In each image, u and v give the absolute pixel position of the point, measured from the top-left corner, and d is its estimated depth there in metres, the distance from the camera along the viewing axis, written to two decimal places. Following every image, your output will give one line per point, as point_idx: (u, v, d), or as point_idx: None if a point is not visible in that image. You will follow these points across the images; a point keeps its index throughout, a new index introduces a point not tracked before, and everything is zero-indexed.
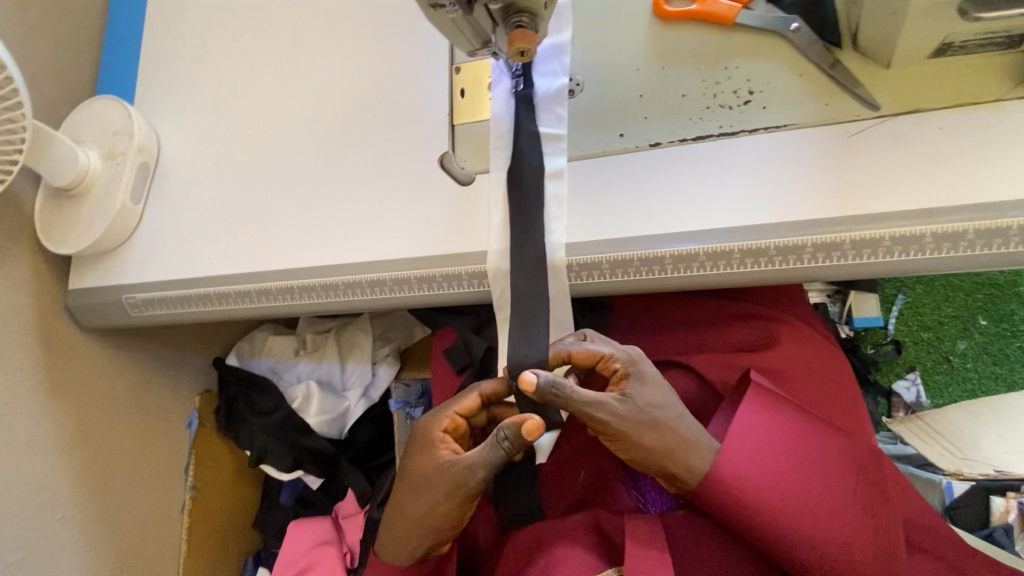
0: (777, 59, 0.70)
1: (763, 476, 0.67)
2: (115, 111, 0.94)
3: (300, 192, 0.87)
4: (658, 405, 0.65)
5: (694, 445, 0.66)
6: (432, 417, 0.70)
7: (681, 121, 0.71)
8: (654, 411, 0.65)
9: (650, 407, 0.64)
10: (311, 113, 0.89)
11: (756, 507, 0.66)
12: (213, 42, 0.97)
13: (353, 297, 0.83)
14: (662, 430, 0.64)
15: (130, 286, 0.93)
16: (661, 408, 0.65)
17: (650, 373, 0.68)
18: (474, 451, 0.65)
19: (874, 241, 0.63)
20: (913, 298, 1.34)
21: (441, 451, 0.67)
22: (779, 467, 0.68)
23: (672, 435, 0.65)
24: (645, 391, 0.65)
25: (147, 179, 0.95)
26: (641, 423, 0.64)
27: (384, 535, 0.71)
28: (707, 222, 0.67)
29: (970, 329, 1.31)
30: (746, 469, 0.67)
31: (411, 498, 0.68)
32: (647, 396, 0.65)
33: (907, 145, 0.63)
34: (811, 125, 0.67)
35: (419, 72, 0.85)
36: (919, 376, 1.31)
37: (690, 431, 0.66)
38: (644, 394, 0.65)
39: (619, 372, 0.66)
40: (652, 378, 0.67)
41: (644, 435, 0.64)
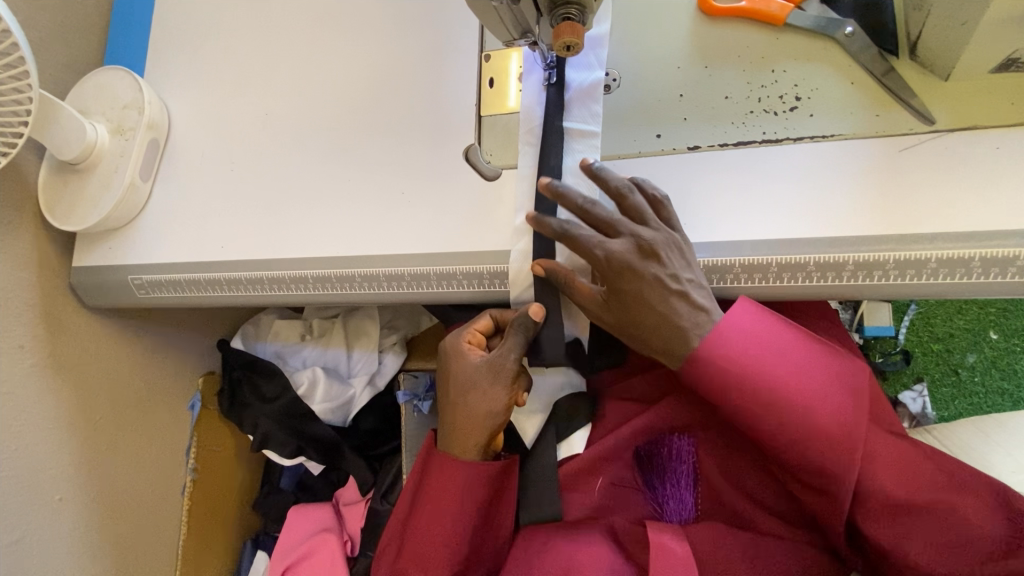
0: (828, 64, 0.67)
1: (822, 400, 0.63)
2: (124, 83, 0.90)
3: (316, 178, 0.84)
4: (661, 301, 0.63)
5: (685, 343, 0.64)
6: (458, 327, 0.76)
7: (723, 125, 0.68)
8: (655, 305, 0.63)
9: (648, 302, 0.63)
10: (329, 94, 0.85)
11: (806, 421, 0.62)
12: (227, 14, 0.93)
13: (367, 291, 0.80)
14: (659, 326, 0.64)
15: (136, 268, 0.90)
16: (664, 304, 0.63)
17: (671, 264, 0.63)
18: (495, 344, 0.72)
19: (919, 262, 0.60)
20: (925, 309, 1.31)
21: (471, 355, 0.72)
22: (832, 387, 0.64)
23: (656, 316, 0.63)
24: (651, 285, 0.63)
25: (157, 157, 0.91)
26: (634, 319, 0.64)
27: (449, 446, 0.74)
28: (746, 232, 0.65)
29: (981, 343, 1.28)
30: (805, 392, 0.63)
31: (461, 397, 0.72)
32: (655, 292, 0.63)
33: (958, 164, 0.60)
34: (861, 137, 0.63)
35: (447, 57, 0.81)
36: (926, 388, 1.30)
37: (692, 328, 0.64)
38: (649, 288, 0.62)
39: (639, 261, 0.62)
40: (668, 272, 0.62)
41: (634, 328, 0.65)
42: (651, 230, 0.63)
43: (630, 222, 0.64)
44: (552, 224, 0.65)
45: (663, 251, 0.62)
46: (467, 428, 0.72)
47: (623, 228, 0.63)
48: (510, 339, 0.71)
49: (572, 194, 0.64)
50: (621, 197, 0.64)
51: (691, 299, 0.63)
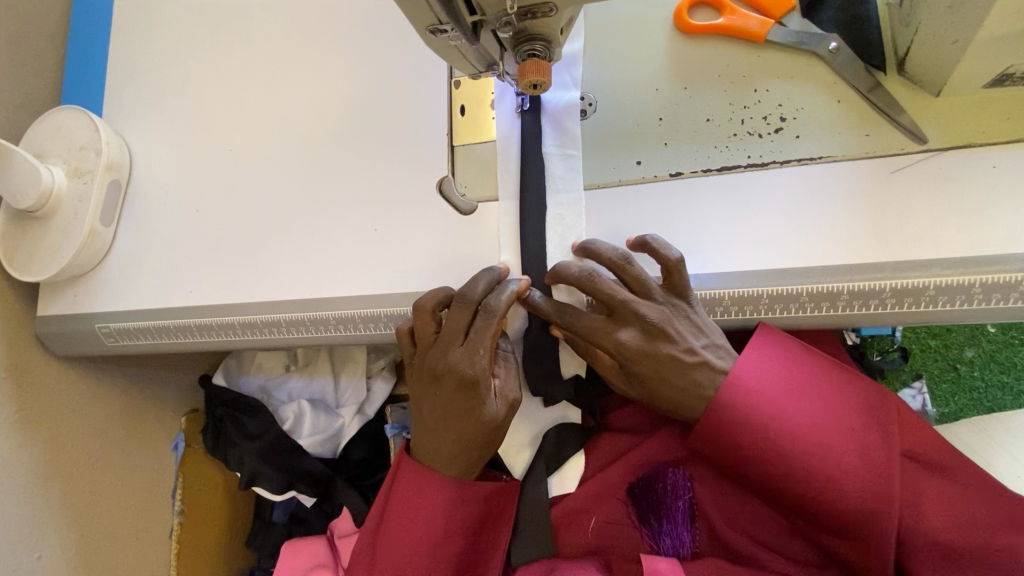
0: (813, 82, 0.63)
1: (842, 448, 0.60)
2: (79, 123, 0.86)
3: (284, 213, 0.80)
4: (675, 370, 0.62)
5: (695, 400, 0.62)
6: (466, 312, 0.65)
7: (705, 149, 0.64)
8: (669, 375, 0.62)
9: (661, 372, 0.62)
10: (294, 125, 0.82)
11: (829, 475, 0.59)
12: (185, 45, 0.88)
13: (344, 333, 0.77)
14: (674, 396, 0.63)
15: (103, 315, 0.86)
16: (678, 373, 0.62)
17: (681, 328, 0.62)
18: (501, 373, 0.68)
19: (917, 290, 0.57)
20: None
21: None
22: (851, 432, 0.60)
23: (673, 384, 0.62)
24: (667, 353, 0.61)
25: (119, 198, 0.87)
26: (648, 388, 0.64)
27: (436, 450, 0.68)
28: (734, 263, 0.61)
29: (979, 338, 1.26)
30: (821, 442, 0.60)
31: (467, 419, 0.66)
32: (668, 362, 0.62)
33: (955, 185, 0.57)
34: (851, 159, 0.60)
35: (415, 84, 0.77)
36: (925, 385, 1.27)
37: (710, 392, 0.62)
38: (663, 357, 0.61)
39: (651, 329, 0.61)
40: (681, 338, 0.61)
41: (649, 393, 0.65)
42: (654, 303, 0.62)
43: (637, 300, 0.62)
44: (547, 310, 0.65)
45: (669, 328, 0.61)
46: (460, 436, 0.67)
47: (628, 311, 0.62)
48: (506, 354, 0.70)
49: (568, 269, 0.63)
50: (620, 267, 0.62)
51: (708, 364, 0.61)
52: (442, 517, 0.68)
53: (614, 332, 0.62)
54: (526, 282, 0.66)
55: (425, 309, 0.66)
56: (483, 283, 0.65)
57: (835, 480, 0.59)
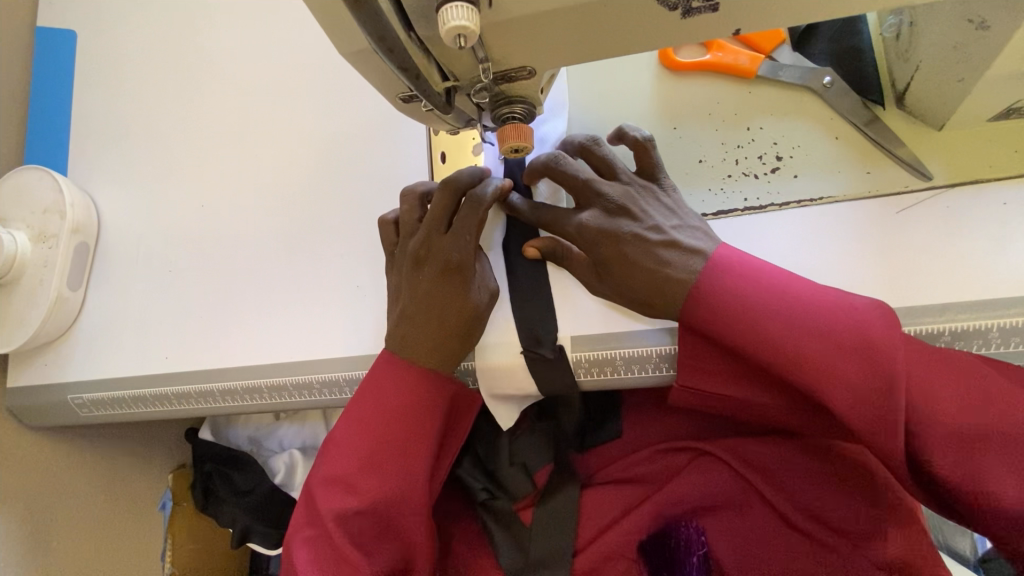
0: (807, 118, 0.60)
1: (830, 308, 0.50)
2: (41, 184, 0.81)
3: (260, 269, 0.76)
4: (644, 253, 0.55)
5: (672, 282, 0.54)
6: (449, 198, 0.60)
7: (699, 192, 0.61)
8: (636, 258, 0.55)
9: (628, 251, 0.55)
10: (268, 176, 0.78)
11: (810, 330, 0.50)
12: (152, 98, 0.85)
13: (329, 397, 0.73)
14: (645, 279, 0.54)
15: (75, 386, 0.82)
16: (648, 254, 0.55)
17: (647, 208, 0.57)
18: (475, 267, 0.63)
19: (932, 335, 0.53)
20: None
21: None
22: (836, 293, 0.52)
23: (641, 263, 0.55)
24: (634, 227, 0.55)
25: (87, 260, 0.83)
26: (617, 275, 0.56)
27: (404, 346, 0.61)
28: None
29: None
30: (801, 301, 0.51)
31: (435, 313, 0.60)
32: (635, 240, 0.55)
33: (966, 223, 0.54)
34: (854, 198, 0.57)
35: (394, 131, 0.74)
36: None
37: (682, 272, 0.54)
38: (630, 231, 0.55)
39: (612, 202, 0.56)
40: (649, 214, 0.56)
41: (620, 287, 0.57)
42: (618, 182, 0.58)
43: (601, 178, 0.58)
44: (524, 212, 0.63)
45: (631, 204, 0.56)
46: (428, 320, 0.60)
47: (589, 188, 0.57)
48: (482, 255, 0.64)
49: (535, 158, 0.59)
50: (587, 150, 0.59)
51: (678, 244, 0.55)
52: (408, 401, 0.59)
53: (573, 214, 0.58)
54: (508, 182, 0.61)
55: (411, 194, 0.64)
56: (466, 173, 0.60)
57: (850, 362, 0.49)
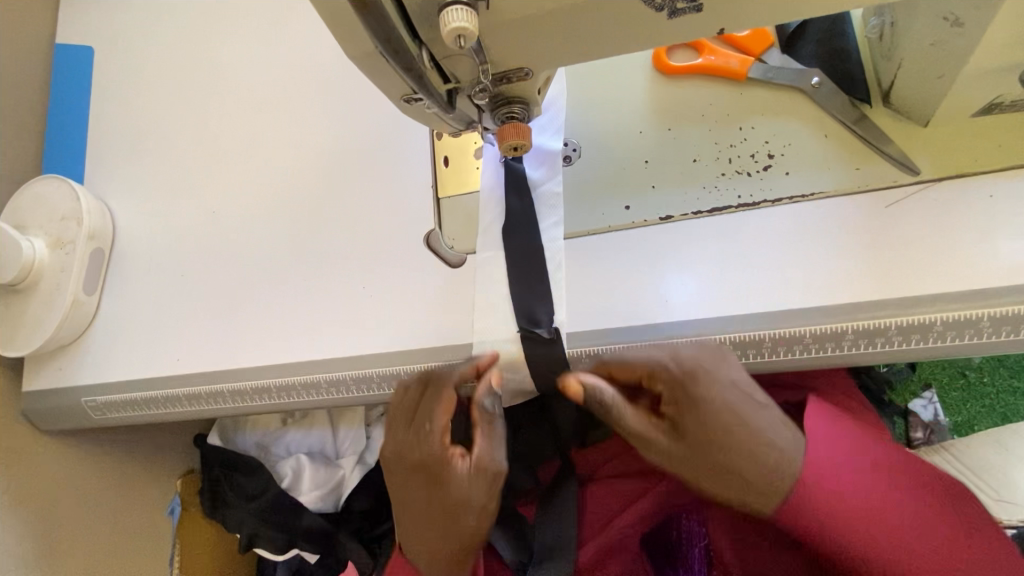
0: (798, 117, 0.62)
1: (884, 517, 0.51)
2: (59, 193, 0.84)
3: (269, 274, 0.78)
4: (720, 444, 0.49)
5: (763, 473, 0.50)
6: (440, 447, 0.55)
7: (694, 190, 0.63)
8: (716, 449, 0.49)
9: (705, 446, 0.50)
10: (277, 183, 0.80)
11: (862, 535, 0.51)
12: (166, 109, 0.88)
13: (336, 395, 0.74)
14: (730, 463, 0.49)
15: (89, 388, 0.84)
16: (722, 449, 0.49)
17: (719, 385, 0.51)
18: (482, 437, 0.55)
19: (923, 325, 0.55)
20: None
21: (454, 464, 0.54)
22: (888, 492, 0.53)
23: (736, 479, 0.50)
24: (706, 425, 0.50)
25: (102, 266, 0.86)
26: (696, 467, 0.50)
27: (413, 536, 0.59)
28: (732, 307, 0.59)
29: None
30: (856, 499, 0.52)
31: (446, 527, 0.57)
32: (703, 426, 0.50)
33: (953, 216, 0.56)
34: (843, 194, 0.59)
35: (398, 137, 0.77)
36: (935, 394, 1.22)
37: (761, 474, 0.50)
38: (699, 434, 0.50)
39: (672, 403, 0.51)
40: (716, 396, 0.50)
41: (698, 476, 0.51)
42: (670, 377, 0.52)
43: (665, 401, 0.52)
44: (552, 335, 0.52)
45: (694, 393, 0.51)
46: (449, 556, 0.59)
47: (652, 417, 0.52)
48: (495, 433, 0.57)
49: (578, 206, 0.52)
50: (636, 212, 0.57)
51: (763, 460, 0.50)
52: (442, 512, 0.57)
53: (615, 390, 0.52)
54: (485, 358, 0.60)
55: (408, 389, 0.59)
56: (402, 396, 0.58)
57: (884, 487, 0.53)
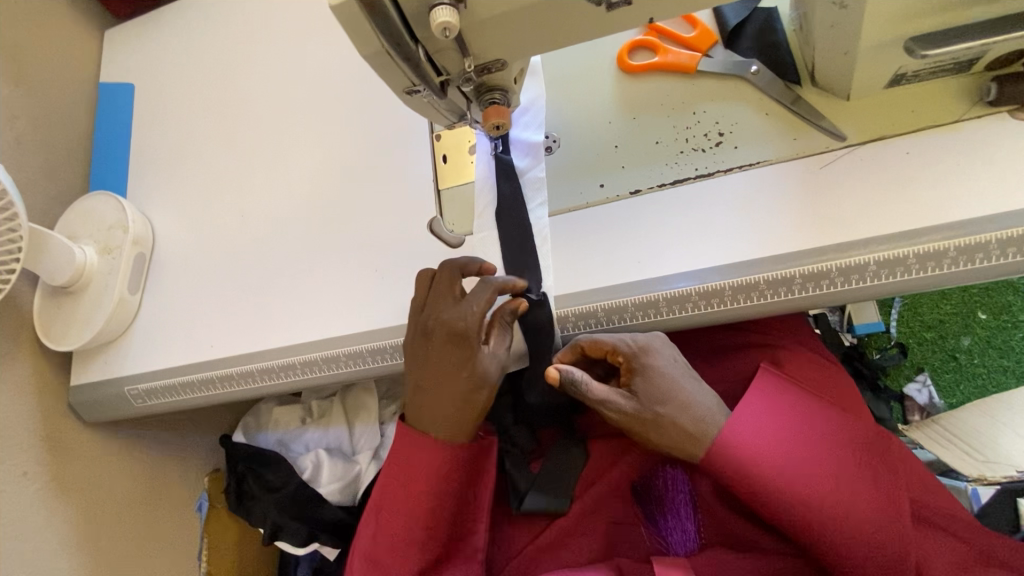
0: (742, 100, 0.72)
1: (779, 461, 0.62)
2: (107, 206, 0.96)
3: (293, 267, 0.88)
4: (662, 401, 0.63)
5: (695, 437, 0.63)
6: (469, 319, 0.65)
7: (658, 167, 0.73)
8: (660, 407, 0.63)
9: (654, 403, 0.63)
10: (298, 187, 0.92)
11: (763, 477, 0.62)
12: (199, 131, 1.00)
13: (353, 368, 0.83)
14: (667, 424, 0.63)
15: (131, 378, 0.93)
16: (666, 405, 0.63)
17: (659, 363, 0.65)
18: (498, 334, 0.67)
19: (860, 266, 0.64)
20: (910, 301, 1.42)
21: (473, 340, 0.65)
22: (788, 442, 0.64)
23: (674, 431, 0.63)
24: (653, 388, 0.64)
25: (143, 269, 0.96)
26: (647, 422, 0.63)
27: (424, 416, 0.67)
28: (695, 263, 0.68)
29: (972, 325, 1.39)
30: (759, 450, 0.63)
31: (456, 392, 0.65)
32: (654, 391, 0.64)
33: (876, 172, 0.65)
34: (783, 160, 0.68)
35: (402, 141, 0.88)
36: (928, 377, 1.39)
37: (693, 423, 0.63)
38: (649, 391, 0.64)
39: (624, 367, 0.65)
40: (659, 370, 0.64)
41: (648, 430, 0.63)
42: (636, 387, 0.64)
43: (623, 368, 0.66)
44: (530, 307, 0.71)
45: (645, 365, 0.64)
46: (448, 422, 0.67)
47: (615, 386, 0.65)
48: (506, 326, 0.68)
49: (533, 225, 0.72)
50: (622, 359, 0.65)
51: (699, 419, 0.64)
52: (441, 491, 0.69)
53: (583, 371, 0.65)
54: (521, 282, 0.69)
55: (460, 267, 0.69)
56: (445, 265, 0.67)
57: (790, 442, 0.64)
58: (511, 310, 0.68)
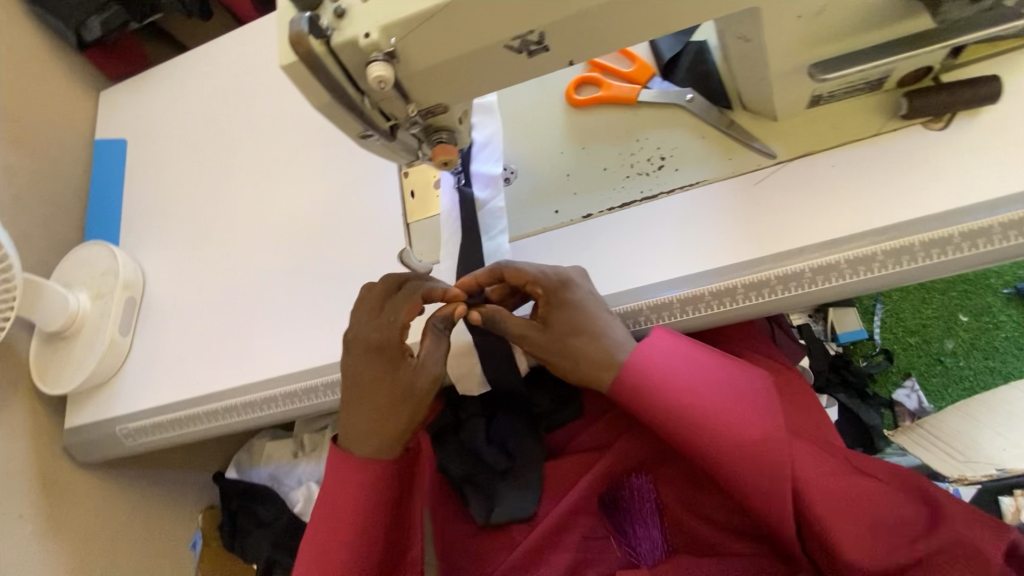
0: (680, 126, 0.78)
1: (685, 386, 0.63)
2: (100, 254, 1.01)
3: (274, 303, 0.93)
4: (574, 329, 0.67)
5: (601, 365, 0.66)
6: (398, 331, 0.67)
7: (607, 192, 0.78)
8: (571, 335, 0.67)
9: (564, 329, 0.67)
10: (277, 227, 0.97)
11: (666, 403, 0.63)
12: (186, 180, 1.07)
13: (332, 397, 0.87)
14: (576, 353, 0.67)
15: (122, 418, 0.96)
16: (578, 334, 0.67)
17: (575, 294, 0.68)
18: (427, 345, 0.69)
19: (796, 274, 0.68)
20: (891, 307, 1.43)
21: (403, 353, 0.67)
22: (699, 373, 0.65)
23: (585, 362, 0.66)
24: (567, 317, 0.67)
25: (134, 312, 1.01)
26: (556, 349, 0.67)
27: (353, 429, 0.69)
28: (645, 279, 0.73)
29: (955, 328, 1.40)
30: (668, 377, 0.64)
31: (382, 400, 0.67)
32: (567, 320, 0.67)
33: (804, 186, 0.70)
34: (720, 180, 0.73)
35: (371, 179, 0.94)
36: (916, 382, 1.39)
37: (602, 351, 0.66)
38: (561, 319, 0.67)
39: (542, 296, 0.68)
40: (575, 300, 0.68)
41: (558, 357, 0.67)
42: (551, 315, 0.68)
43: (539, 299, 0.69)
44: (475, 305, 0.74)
45: (559, 293, 0.68)
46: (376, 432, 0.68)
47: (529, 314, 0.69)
48: (438, 341, 0.70)
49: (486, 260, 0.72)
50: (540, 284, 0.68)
51: (606, 347, 0.66)
52: (380, 499, 0.69)
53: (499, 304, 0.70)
54: (459, 291, 0.71)
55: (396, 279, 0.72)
56: (379, 284, 0.70)
57: (701, 373, 0.64)
58: (443, 316, 0.70)
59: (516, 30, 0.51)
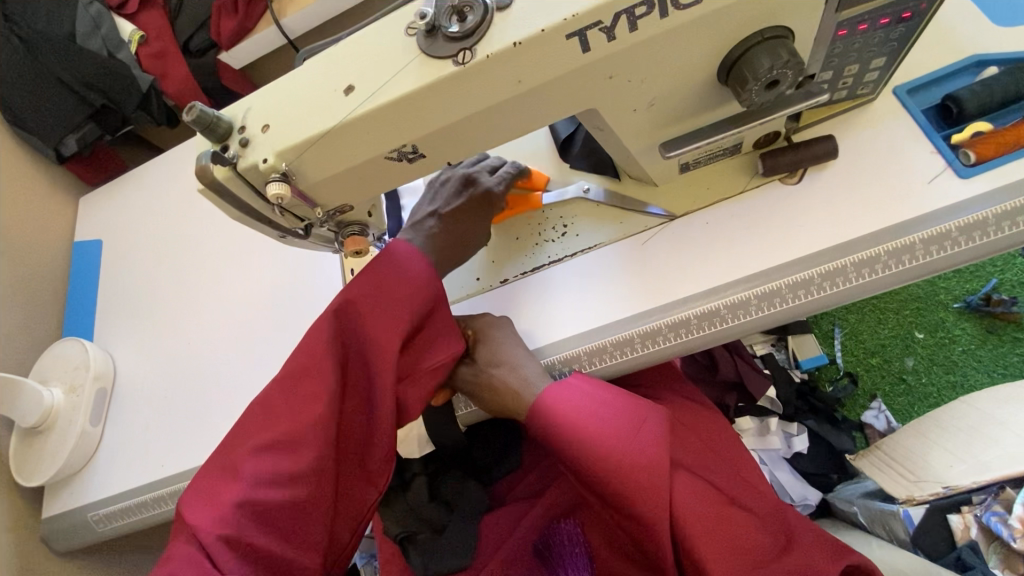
0: (578, 203, 0.85)
1: (587, 416, 0.69)
2: (74, 350, 1.09)
3: (233, 383, 1.00)
4: (495, 362, 0.76)
5: (516, 392, 0.73)
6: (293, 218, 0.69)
7: (520, 259, 0.86)
8: (492, 366, 0.75)
9: (487, 362, 0.76)
10: (236, 312, 1.06)
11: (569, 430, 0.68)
12: (153, 274, 1.16)
13: None
14: (497, 381, 0.75)
15: (94, 504, 1.01)
16: (497, 365, 0.75)
17: (498, 335, 0.78)
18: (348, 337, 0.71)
19: (685, 320, 0.75)
20: (849, 329, 1.44)
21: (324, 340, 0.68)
22: (604, 406, 0.70)
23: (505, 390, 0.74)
24: (489, 351, 0.77)
25: (106, 402, 1.08)
26: (481, 379, 0.76)
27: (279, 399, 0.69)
28: (555, 336, 0.80)
29: (912, 346, 1.40)
30: (574, 409, 0.69)
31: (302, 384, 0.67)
32: (489, 354, 0.76)
33: (685, 243, 0.78)
34: (614, 242, 0.82)
35: (318, 263, 1.03)
36: (883, 403, 1.38)
37: (518, 379, 0.74)
38: (484, 353, 0.77)
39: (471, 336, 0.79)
40: (497, 339, 0.78)
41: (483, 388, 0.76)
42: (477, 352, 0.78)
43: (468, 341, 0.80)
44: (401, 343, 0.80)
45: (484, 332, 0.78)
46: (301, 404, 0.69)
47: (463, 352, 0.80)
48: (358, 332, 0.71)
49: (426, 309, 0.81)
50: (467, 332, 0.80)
51: (522, 376, 0.74)
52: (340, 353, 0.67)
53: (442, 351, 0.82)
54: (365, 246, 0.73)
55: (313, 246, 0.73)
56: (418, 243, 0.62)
57: (604, 405, 0.70)
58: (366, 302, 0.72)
59: (391, 144, 0.60)
